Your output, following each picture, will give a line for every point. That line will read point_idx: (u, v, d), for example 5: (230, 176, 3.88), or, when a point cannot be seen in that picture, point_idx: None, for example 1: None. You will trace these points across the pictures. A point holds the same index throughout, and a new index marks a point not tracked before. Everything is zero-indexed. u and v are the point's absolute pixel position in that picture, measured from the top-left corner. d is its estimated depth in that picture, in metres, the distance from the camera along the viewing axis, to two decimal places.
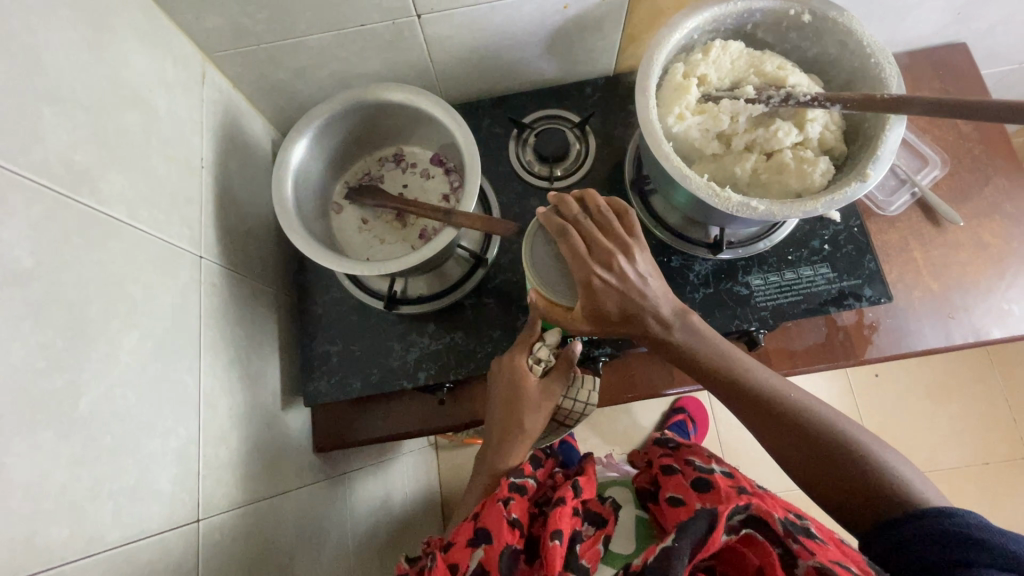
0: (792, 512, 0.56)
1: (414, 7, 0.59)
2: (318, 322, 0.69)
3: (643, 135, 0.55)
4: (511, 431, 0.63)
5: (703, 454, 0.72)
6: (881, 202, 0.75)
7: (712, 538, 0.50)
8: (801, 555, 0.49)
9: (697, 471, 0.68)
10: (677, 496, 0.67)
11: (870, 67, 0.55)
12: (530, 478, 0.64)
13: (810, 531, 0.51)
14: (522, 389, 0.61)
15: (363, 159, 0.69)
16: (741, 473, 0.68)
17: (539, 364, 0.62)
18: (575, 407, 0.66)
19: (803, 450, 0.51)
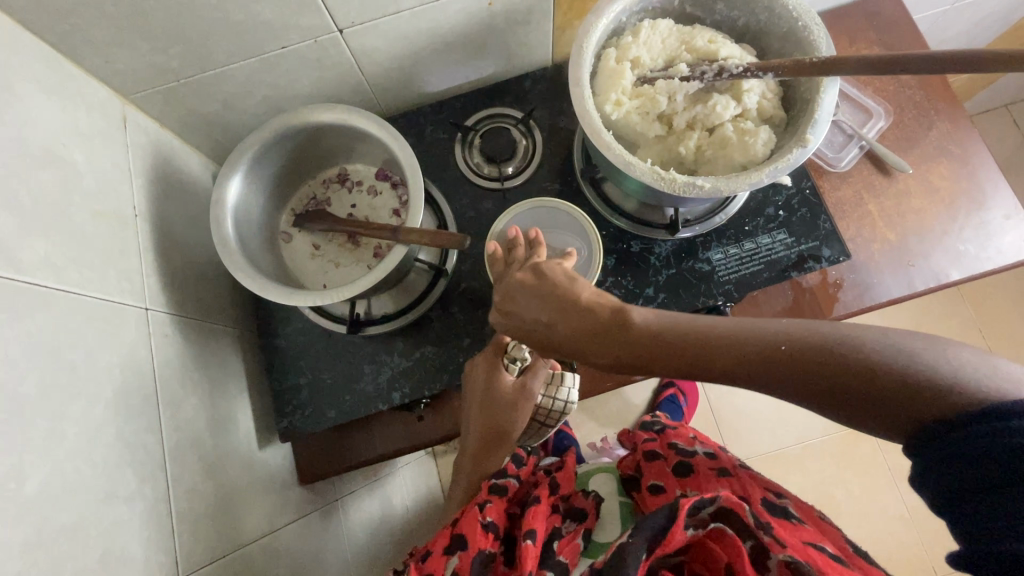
0: (772, 488, 0.63)
1: (334, 23, 0.57)
2: (285, 356, 0.67)
3: (583, 126, 0.54)
4: (494, 436, 0.64)
5: (687, 435, 0.75)
6: (831, 159, 0.75)
7: (672, 533, 0.55)
8: (774, 548, 0.54)
9: (679, 454, 0.71)
10: (658, 484, 0.70)
11: (798, 31, 0.55)
12: (512, 477, 0.65)
13: (787, 513, 0.59)
14: (496, 393, 0.61)
15: (307, 184, 0.67)
16: (725, 451, 0.70)
17: (515, 363, 0.63)
18: (557, 406, 0.68)
19: (817, 399, 0.41)
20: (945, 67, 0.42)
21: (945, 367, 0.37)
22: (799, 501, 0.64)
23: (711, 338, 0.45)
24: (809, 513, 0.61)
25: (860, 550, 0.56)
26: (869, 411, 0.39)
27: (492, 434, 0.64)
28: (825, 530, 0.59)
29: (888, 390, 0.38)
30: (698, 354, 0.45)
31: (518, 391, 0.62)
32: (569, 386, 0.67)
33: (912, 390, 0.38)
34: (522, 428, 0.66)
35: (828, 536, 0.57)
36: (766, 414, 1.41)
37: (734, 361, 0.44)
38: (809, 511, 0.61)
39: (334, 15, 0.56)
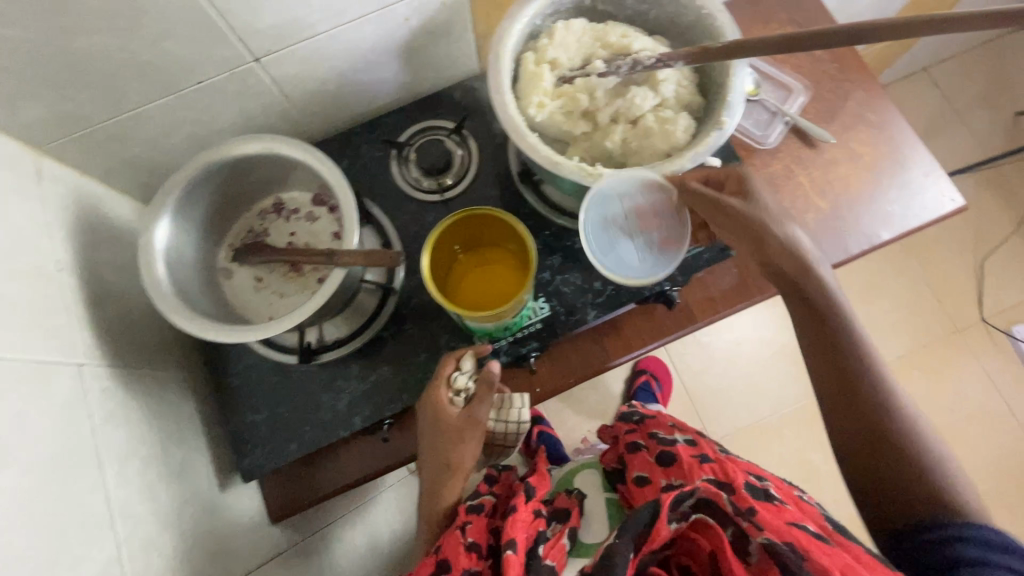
0: (753, 474, 0.66)
1: (248, 53, 0.57)
2: (236, 395, 0.64)
3: (508, 131, 0.55)
4: (441, 470, 0.64)
5: (666, 424, 0.78)
6: (759, 137, 0.79)
7: (658, 529, 0.58)
8: (753, 532, 0.57)
9: (661, 444, 0.73)
10: (642, 475, 0.73)
11: (704, 20, 0.57)
12: (486, 494, 0.69)
13: (769, 496, 0.61)
14: (442, 426, 0.60)
15: (243, 217, 0.65)
16: (704, 439, 0.73)
17: (459, 395, 0.60)
18: (511, 428, 0.68)
19: (855, 440, 0.55)
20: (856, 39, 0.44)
21: (944, 467, 0.52)
22: (779, 485, 0.66)
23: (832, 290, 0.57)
24: (789, 495, 0.64)
25: (839, 527, 0.58)
26: (863, 415, 0.55)
27: (443, 467, 0.63)
28: (804, 510, 0.61)
29: (909, 470, 0.52)
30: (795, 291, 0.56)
31: (462, 421, 0.59)
32: (522, 406, 0.67)
33: (915, 472, 0.52)
34: (476, 461, 0.65)
35: (809, 517, 0.60)
36: (738, 384, 1.51)
37: (831, 371, 0.57)
38: (787, 493, 0.64)
39: (246, 45, 0.56)
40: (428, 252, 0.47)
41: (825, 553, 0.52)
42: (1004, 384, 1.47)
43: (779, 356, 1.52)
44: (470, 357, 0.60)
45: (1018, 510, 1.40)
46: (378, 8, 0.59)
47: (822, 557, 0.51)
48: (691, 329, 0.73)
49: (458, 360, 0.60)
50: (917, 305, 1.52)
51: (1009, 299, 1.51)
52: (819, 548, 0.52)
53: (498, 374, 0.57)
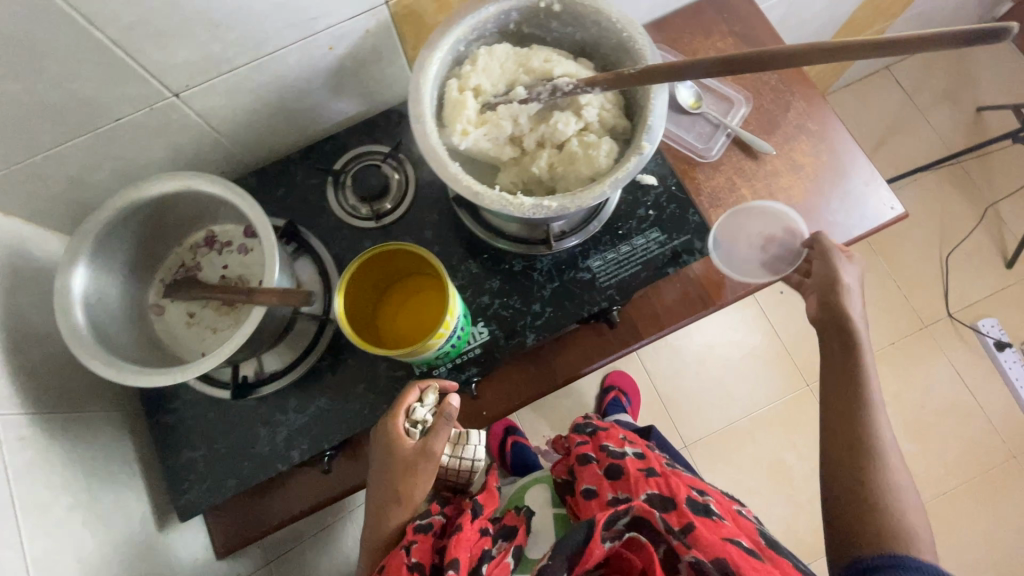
0: (695, 488, 0.70)
1: (166, 88, 0.56)
2: (171, 433, 0.63)
3: (428, 162, 0.54)
4: (388, 500, 0.63)
5: (616, 437, 0.78)
6: (701, 150, 0.78)
7: (591, 549, 0.59)
8: (681, 549, 0.60)
9: (610, 457, 0.73)
10: (590, 488, 0.72)
11: (625, 42, 0.57)
12: (437, 513, 0.66)
13: (708, 511, 0.65)
14: (395, 455, 0.60)
15: (173, 251, 0.64)
16: (652, 452, 0.75)
17: (416, 426, 0.60)
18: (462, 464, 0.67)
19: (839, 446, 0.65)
20: (756, 63, 0.45)
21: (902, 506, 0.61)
22: (719, 499, 0.71)
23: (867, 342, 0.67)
24: (728, 510, 0.69)
25: (770, 541, 0.65)
26: (848, 432, 0.64)
27: (390, 496, 0.62)
28: (741, 526, 0.67)
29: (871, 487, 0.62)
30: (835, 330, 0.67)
31: (416, 454, 0.60)
32: (478, 445, 0.67)
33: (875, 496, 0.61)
34: (426, 495, 0.64)
35: (743, 531, 0.65)
36: (710, 387, 1.51)
37: (842, 386, 0.66)
38: (726, 507, 0.69)
39: (162, 81, 0.55)
40: (342, 294, 0.47)
41: (755, 568, 0.58)
42: (972, 378, 1.48)
43: (751, 358, 1.53)
44: (433, 393, 0.60)
45: (989, 503, 1.41)
46: (299, 39, 0.58)
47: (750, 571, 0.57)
48: (636, 345, 0.73)
49: (420, 392, 0.60)
50: (885, 302, 1.53)
51: (974, 293, 1.52)
52: (749, 563, 0.58)
53: (456, 409, 0.58)
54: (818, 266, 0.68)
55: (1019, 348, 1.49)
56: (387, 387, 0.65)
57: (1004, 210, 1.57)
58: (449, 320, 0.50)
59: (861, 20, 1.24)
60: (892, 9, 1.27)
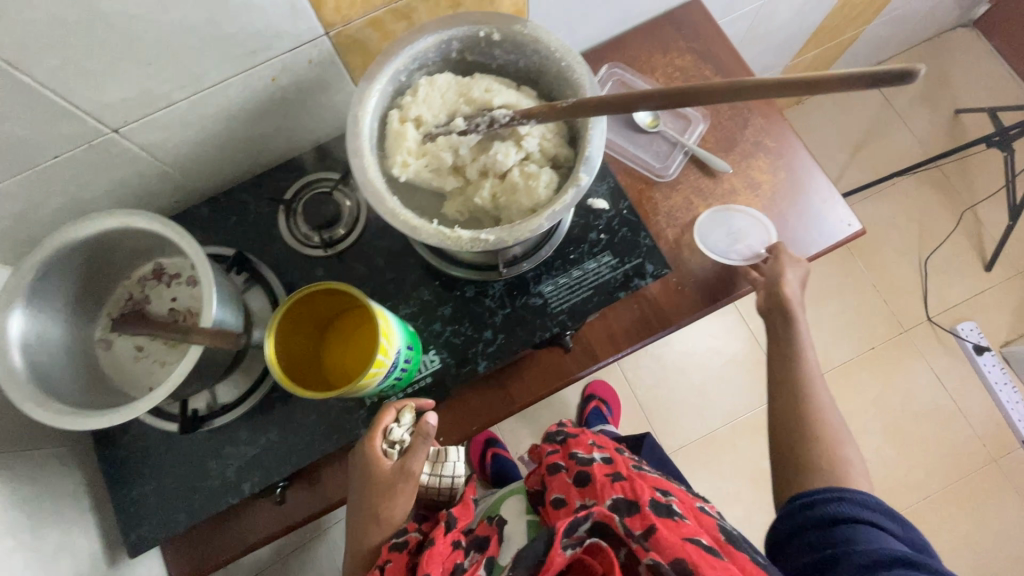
0: (660, 488, 0.69)
1: (103, 125, 0.56)
2: (123, 467, 0.63)
3: (366, 196, 0.54)
4: (369, 521, 0.62)
5: (585, 443, 0.77)
6: (659, 169, 0.78)
7: (551, 558, 0.55)
8: (641, 553, 0.59)
9: (578, 464, 0.72)
10: (560, 497, 0.71)
11: (564, 71, 0.57)
12: (414, 530, 0.63)
13: (670, 511, 0.64)
14: (374, 476, 0.59)
15: (121, 285, 0.64)
16: (620, 456, 0.74)
17: (394, 446, 0.60)
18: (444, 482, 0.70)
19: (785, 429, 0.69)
20: (675, 102, 0.44)
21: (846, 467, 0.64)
22: (683, 497, 0.70)
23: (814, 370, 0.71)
24: (690, 508, 0.68)
25: (731, 537, 0.64)
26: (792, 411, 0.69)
27: (371, 516, 0.62)
28: (702, 522, 0.66)
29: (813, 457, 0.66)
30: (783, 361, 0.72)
31: (394, 474, 0.59)
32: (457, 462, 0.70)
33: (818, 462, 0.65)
34: (408, 513, 0.64)
35: (704, 530, 0.64)
36: (691, 395, 1.51)
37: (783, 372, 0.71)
38: (689, 506, 0.68)
39: (98, 118, 0.54)
40: (271, 337, 0.47)
41: (715, 566, 0.57)
42: (952, 382, 1.48)
43: (731, 365, 1.53)
44: (410, 412, 0.60)
45: (971, 507, 1.40)
46: (239, 71, 0.58)
47: (708, 569, 0.56)
48: (593, 368, 0.72)
49: (397, 413, 0.60)
50: (865, 307, 1.52)
51: (954, 297, 1.52)
52: (709, 563, 0.57)
53: (433, 428, 0.58)
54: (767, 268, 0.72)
55: (998, 351, 1.49)
56: (340, 417, 0.65)
57: (982, 213, 1.57)
58: (381, 357, 0.50)
59: (832, 27, 1.23)
60: (865, 15, 1.27)
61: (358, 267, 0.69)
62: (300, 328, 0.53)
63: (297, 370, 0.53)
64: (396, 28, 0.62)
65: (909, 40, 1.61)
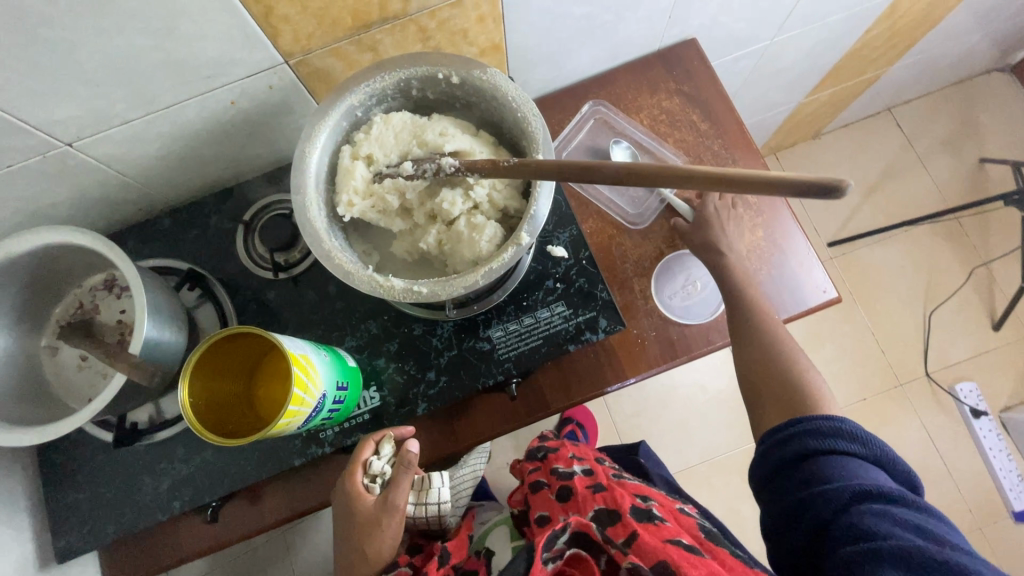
0: (640, 493, 0.67)
1: (56, 139, 0.55)
2: (61, 472, 0.64)
3: (305, 235, 0.53)
4: (358, 556, 0.60)
5: (565, 456, 0.75)
6: (632, 216, 0.75)
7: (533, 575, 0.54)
8: (619, 558, 0.58)
9: (560, 477, 0.71)
10: (544, 514, 0.70)
11: (521, 121, 0.55)
12: (403, 565, 0.64)
13: (651, 516, 0.63)
14: (357, 512, 0.58)
15: (72, 293, 0.64)
16: (600, 465, 0.72)
17: (376, 480, 0.58)
18: (432, 511, 0.67)
19: (766, 396, 0.65)
20: (628, 180, 0.43)
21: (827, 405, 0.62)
22: (663, 501, 0.69)
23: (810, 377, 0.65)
24: (670, 511, 0.67)
25: (711, 537, 0.62)
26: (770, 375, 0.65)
27: (359, 551, 0.60)
28: (683, 523, 0.65)
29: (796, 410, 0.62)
30: (769, 386, 0.65)
31: (379, 509, 0.58)
32: (442, 486, 0.66)
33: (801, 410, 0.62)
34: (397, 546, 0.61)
35: (686, 531, 0.63)
36: (670, 428, 1.48)
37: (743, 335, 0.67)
38: (668, 509, 0.67)
39: (50, 133, 0.54)
40: (185, 381, 0.46)
41: (696, 564, 0.55)
42: (944, 443, 1.42)
43: (715, 402, 1.49)
44: (390, 442, 0.59)
45: None
46: (194, 94, 0.57)
47: (690, 568, 0.54)
48: (541, 418, 0.68)
49: (376, 444, 0.59)
50: (861, 357, 1.47)
51: (956, 354, 1.46)
52: (689, 560, 0.55)
53: (415, 456, 0.56)
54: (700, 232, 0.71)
55: (996, 417, 1.43)
56: (274, 444, 0.64)
57: (996, 270, 1.50)
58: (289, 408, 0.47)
59: (850, 68, 1.18)
60: (887, 57, 1.21)
61: (310, 293, 0.68)
62: (220, 371, 0.51)
63: (220, 413, 0.52)
64: (361, 59, 0.61)
65: (938, 82, 1.54)
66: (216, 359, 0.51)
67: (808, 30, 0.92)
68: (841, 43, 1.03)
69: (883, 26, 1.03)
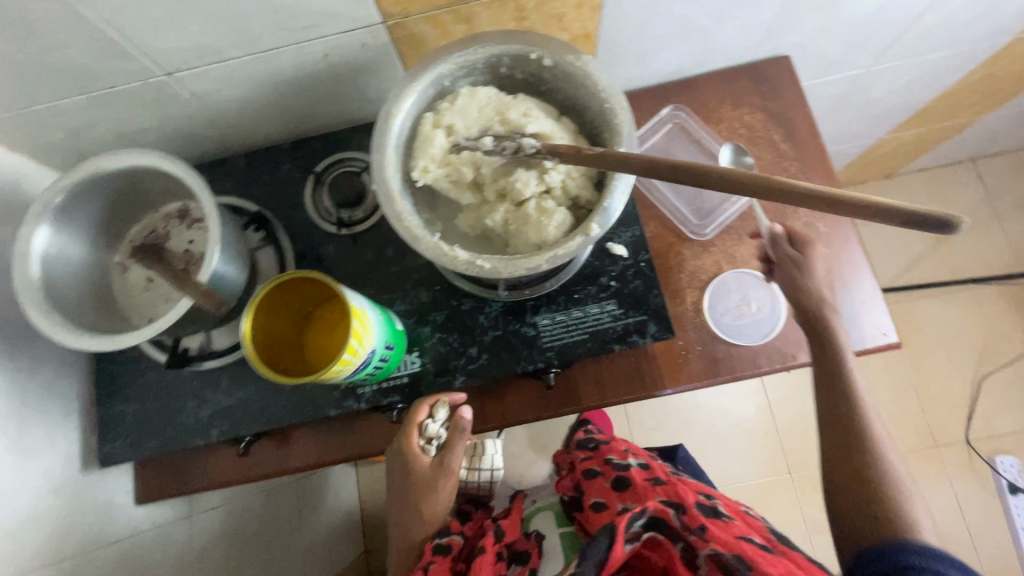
0: (704, 492, 0.64)
1: (158, 67, 0.58)
2: (114, 382, 0.68)
3: (378, 194, 0.54)
4: (411, 513, 0.66)
5: (619, 449, 0.74)
6: (695, 226, 0.74)
7: (615, 549, 0.53)
8: (699, 544, 0.56)
9: (616, 468, 0.69)
10: (600, 502, 0.68)
11: (608, 114, 0.55)
12: (455, 534, 0.66)
13: (718, 512, 0.58)
14: (416, 471, 0.63)
15: (148, 216, 0.67)
16: (657, 463, 0.71)
17: (432, 442, 0.63)
18: (484, 477, 0.74)
19: (844, 487, 0.63)
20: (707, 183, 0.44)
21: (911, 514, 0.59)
22: (727, 500, 0.65)
23: (872, 424, 0.64)
24: (736, 510, 0.63)
25: (782, 539, 0.59)
26: (853, 468, 0.63)
27: (415, 511, 0.66)
28: (750, 523, 0.61)
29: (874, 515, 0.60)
30: (864, 503, 0.61)
31: (436, 469, 0.64)
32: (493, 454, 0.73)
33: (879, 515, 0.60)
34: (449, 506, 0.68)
35: (755, 530, 0.59)
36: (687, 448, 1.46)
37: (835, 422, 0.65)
38: (733, 507, 0.63)
39: (155, 61, 0.57)
40: (249, 316, 0.48)
41: (775, 564, 0.51)
42: (973, 515, 1.35)
43: (738, 430, 1.46)
44: (445, 408, 0.62)
45: None
46: (291, 43, 0.58)
47: (767, 567, 0.51)
48: (572, 413, 0.67)
49: (432, 408, 0.62)
50: (899, 411, 1.41)
51: (1000, 426, 1.39)
52: (766, 561, 0.52)
53: (468, 422, 0.60)
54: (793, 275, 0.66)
55: None
56: (313, 391, 0.66)
57: None
58: (348, 355, 0.49)
59: (941, 111, 1.13)
60: (982, 105, 1.15)
61: (368, 251, 0.70)
62: (280, 315, 0.53)
63: (274, 350, 0.54)
64: (455, 30, 0.62)
65: None
66: (277, 301, 0.52)
67: (909, 62, 0.88)
68: (940, 82, 0.98)
69: (987, 70, 0.97)
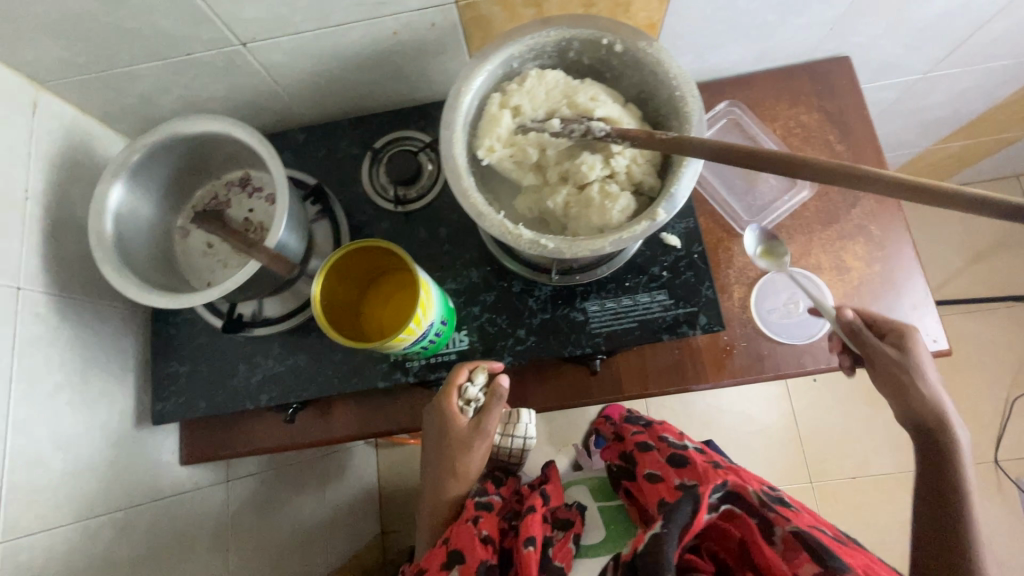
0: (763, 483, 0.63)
1: (235, 37, 0.59)
2: (170, 343, 0.70)
3: (445, 170, 0.55)
4: (444, 475, 0.66)
5: (676, 430, 0.72)
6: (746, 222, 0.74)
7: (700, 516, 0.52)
8: (779, 521, 0.54)
9: (673, 446, 0.67)
10: (658, 478, 0.66)
11: (677, 102, 0.55)
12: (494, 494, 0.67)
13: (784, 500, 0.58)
14: (451, 433, 0.63)
15: (210, 183, 0.69)
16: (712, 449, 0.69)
17: (470, 405, 0.62)
18: (517, 444, 0.70)
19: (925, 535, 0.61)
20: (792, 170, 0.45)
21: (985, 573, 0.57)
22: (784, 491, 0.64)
23: (967, 479, 0.61)
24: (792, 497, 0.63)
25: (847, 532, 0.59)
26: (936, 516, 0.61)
27: (448, 471, 0.66)
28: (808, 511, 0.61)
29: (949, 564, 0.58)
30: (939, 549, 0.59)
31: (471, 431, 0.63)
32: (527, 423, 0.69)
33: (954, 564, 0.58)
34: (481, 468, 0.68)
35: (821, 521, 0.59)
36: None
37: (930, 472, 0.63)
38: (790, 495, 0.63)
39: (232, 30, 0.58)
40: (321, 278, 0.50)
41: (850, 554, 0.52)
42: (999, 538, 1.33)
43: (760, 435, 1.45)
44: (484, 372, 0.61)
45: None
46: (364, 19, 0.59)
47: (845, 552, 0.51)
48: (615, 399, 0.68)
49: (471, 372, 0.62)
50: None
51: None
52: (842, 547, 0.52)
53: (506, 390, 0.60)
54: (884, 363, 0.63)
55: None
56: (362, 362, 0.67)
57: None
58: (412, 325, 0.51)
59: (993, 123, 1.11)
60: None
61: (421, 229, 0.71)
62: (345, 280, 0.55)
63: (336, 313, 0.56)
64: (524, 13, 0.62)
65: None
66: (346, 266, 0.54)
67: (970, 69, 0.87)
68: (998, 92, 0.97)
69: None
